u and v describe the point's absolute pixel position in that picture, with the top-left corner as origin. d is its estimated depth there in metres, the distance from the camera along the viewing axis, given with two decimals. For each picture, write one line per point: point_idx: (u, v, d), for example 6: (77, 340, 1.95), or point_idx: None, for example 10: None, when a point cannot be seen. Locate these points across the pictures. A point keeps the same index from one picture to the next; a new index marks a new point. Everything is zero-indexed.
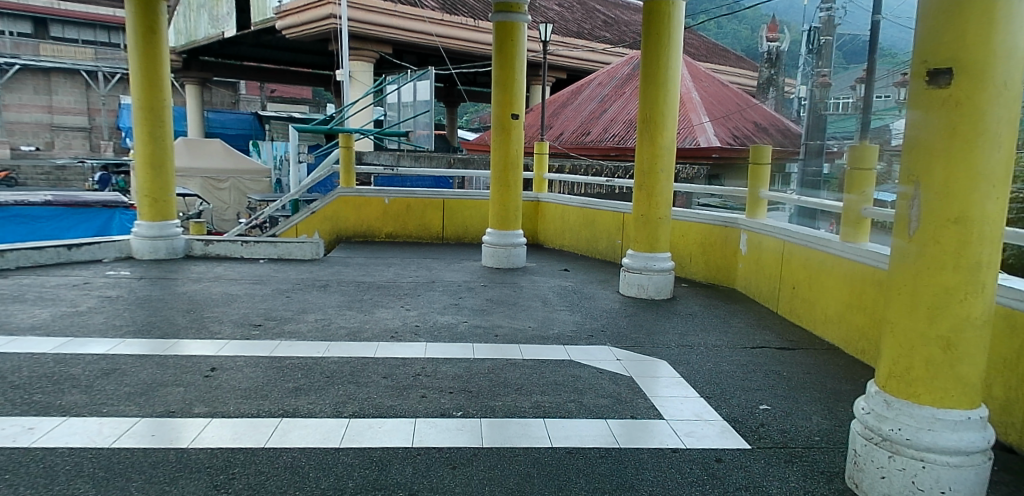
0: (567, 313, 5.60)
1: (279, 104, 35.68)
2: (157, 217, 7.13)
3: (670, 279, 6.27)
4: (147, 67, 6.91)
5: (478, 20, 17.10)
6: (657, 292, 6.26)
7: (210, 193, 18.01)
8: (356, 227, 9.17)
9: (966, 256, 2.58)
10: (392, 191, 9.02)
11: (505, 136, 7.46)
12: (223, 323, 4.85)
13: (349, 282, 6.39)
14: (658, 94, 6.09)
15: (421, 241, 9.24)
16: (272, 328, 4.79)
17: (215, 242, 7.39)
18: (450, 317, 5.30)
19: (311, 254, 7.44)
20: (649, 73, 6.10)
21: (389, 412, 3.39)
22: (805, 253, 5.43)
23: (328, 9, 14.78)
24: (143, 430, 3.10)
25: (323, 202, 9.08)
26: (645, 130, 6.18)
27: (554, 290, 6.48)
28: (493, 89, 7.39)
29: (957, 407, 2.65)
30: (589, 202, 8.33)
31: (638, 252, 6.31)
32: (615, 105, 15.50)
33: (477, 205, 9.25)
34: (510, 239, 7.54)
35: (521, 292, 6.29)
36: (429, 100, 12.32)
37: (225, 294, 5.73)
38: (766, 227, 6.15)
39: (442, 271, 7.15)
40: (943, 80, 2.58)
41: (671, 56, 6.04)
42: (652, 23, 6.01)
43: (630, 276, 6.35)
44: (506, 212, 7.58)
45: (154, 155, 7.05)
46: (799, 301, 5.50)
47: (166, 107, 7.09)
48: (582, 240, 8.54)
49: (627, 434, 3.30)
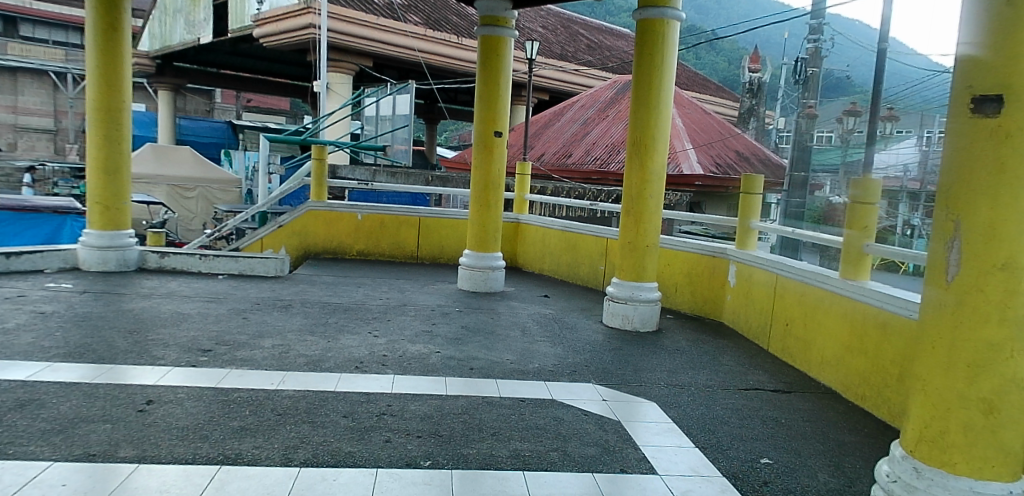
0: (548, 345, 5.20)
1: (256, 114, 35.21)
2: (109, 226, 6.60)
3: (655, 310, 5.93)
4: (105, 67, 6.42)
5: (462, 37, 16.91)
6: (642, 324, 5.91)
7: (177, 201, 17.43)
8: (326, 243, 8.69)
9: (1012, 308, 2.26)
10: (366, 207, 8.61)
11: (487, 154, 7.06)
12: (168, 348, 4.34)
13: (314, 303, 5.94)
14: (650, 117, 5.81)
15: (394, 260, 8.82)
16: (222, 355, 4.31)
17: (172, 255, 6.87)
18: (422, 346, 4.87)
19: (275, 271, 7.00)
20: (639, 95, 5.84)
21: (346, 461, 2.96)
22: (800, 288, 5.15)
23: (308, 19, 14.38)
24: (51, 480, 2.62)
25: (292, 215, 8.60)
26: (635, 152, 5.88)
27: (534, 318, 6.09)
28: (476, 105, 7.05)
29: (997, 479, 2.32)
30: (571, 225, 8.02)
31: (623, 280, 5.96)
32: (598, 127, 15.36)
33: (454, 225, 8.86)
34: (488, 262, 7.16)
35: (499, 320, 5.90)
36: (409, 114, 11.95)
37: (174, 313, 5.24)
38: (758, 260, 5.87)
39: (414, 294, 6.72)
40: (990, 108, 2.29)
41: (664, 77, 5.78)
42: (645, 43, 5.77)
43: (614, 305, 5.99)
44: (486, 232, 7.17)
45: (109, 159, 6.54)
46: (793, 341, 5.22)
47: (126, 111, 6.61)
48: (563, 265, 8.21)
49: (616, 493, 2.91)
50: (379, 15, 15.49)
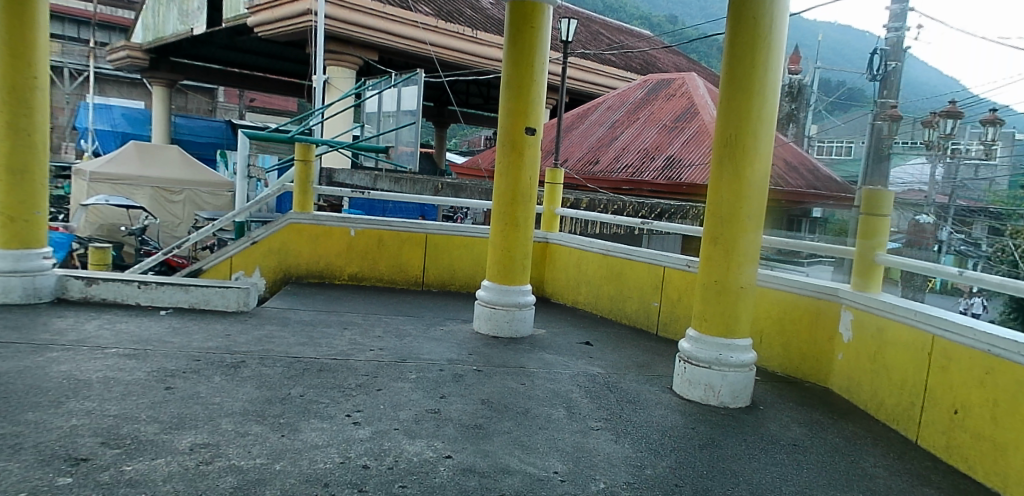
0: (611, 438, 3.53)
1: (259, 115, 33.86)
2: (14, 244, 5.01)
3: (751, 378, 4.24)
4: (11, 32, 4.83)
5: (477, 30, 15.36)
6: (732, 399, 4.21)
7: (161, 205, 15.90)
8: (310, 264, 7.07)
9: None
10: (360, 220, 7.00)
11: (515, 158, 5.41)
12: (14, 459, 2.71)
13: (275, 360, 4.29)
14: (749, 106, 4.16)
15: (395, 287, 7.20)
16: (100, 472, 2.67)
17: (100, 282, 5.26)
18: (424, 445, 3.20)
19: (236, 304, 5.37)
20: (733, 77, 4.21)
21: None
22: (985, 362, 3.49)
23: (306, 5, 12.88)
24: None
25: (268, 229, 6.94)
26: (725, 156, 4.23)
27: (581, 384, 4.42)
28: (501, 92, 5.43)
29: None
30: (615, 249, 6.37)
31: (704, 335, 4.29)
32: (627, 132, 13.74)
33: (469, 244, 7.21)
34: (514, 298, 5.47)
35: (535, 387, 4.25)
36: (415, 109, 10.34)
37: (66, 379, 3.62)
38: (895, 310, 4.21)
39: (417, 342, 5.06)
40: None
41: (770, 51, 4.15)
42: (741, 4, 4.16)
43: (692, 371, 4.30)
44: (510, 260, 5.49)
45: (14, 153, 4.94)
46: (971, 439, 3.55)
47: (39, 91, 5.00)
48: (604, 298, 6.55)
49: None
50: (387, 3, 13.92)
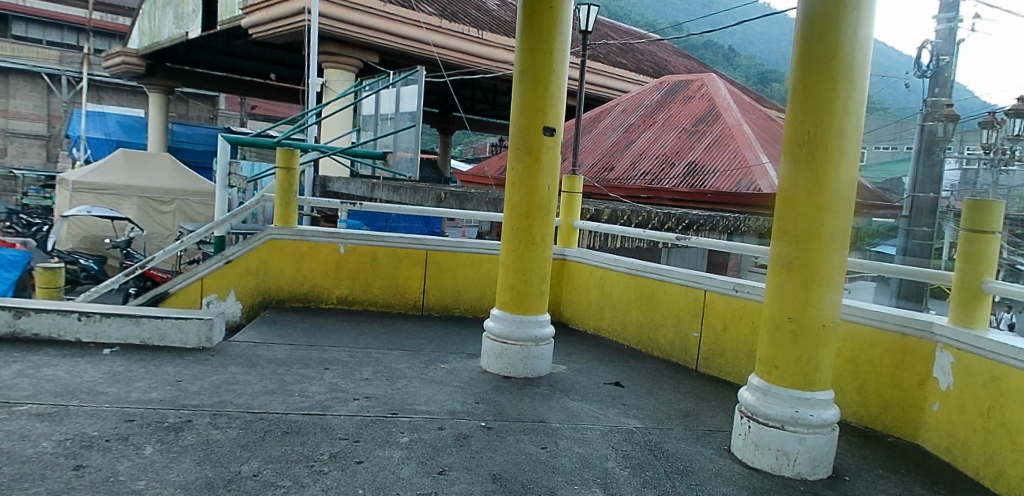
0: None
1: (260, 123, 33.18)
2: None
3: (835, 441, 3.33)
4: None
5: (482, 30, 14.54)
6: (812, 469, 3.30)
7: (149, 216, 15.07)
8: (293, 285, 6.19)
9: None
10: (351, 235, 6.13)
11: (529, 164, 4.52)
12: None
13: (233, 416, 3.41)
14: (832, 96, 3.26)
15: (391, 310, 6.31)
16: None
17: (33, 314, 4.38)
18: None
19: (195, 340, 4.49)
20: (810, 59, 3.31)
21: None
22: None
23: (301, 3, 12.09)
24: None
25: (244, 246, 6.06)
26: (801, 161, 3.33)
27: (617, 446, 3.50)
28: (514, 86, 4.55)
29: None
30: (645, 268, 5.46)
31: (774, 387, 3.38)
32: (643, 136, 12.87)
33: (475, 262, 6.31)
34: (529, 332, 4.56)
35: (560, 452, 3.35)
36: (415, 111, 9.48)
37: None
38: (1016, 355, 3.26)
39: (414, 386, 4.17)
40: None
41: (859, 24, 3.24)
42: None
43: (759, 431, 3.38)
44: (525, 287, 4.60)
45: None
46: None
47: None
48: (632, 325, 5.65)
49: None
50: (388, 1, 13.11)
